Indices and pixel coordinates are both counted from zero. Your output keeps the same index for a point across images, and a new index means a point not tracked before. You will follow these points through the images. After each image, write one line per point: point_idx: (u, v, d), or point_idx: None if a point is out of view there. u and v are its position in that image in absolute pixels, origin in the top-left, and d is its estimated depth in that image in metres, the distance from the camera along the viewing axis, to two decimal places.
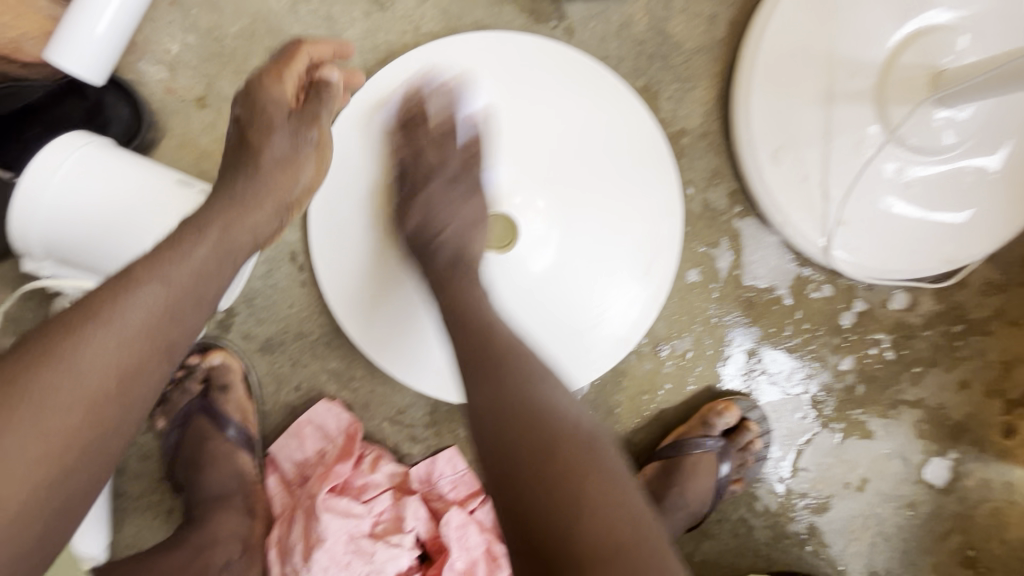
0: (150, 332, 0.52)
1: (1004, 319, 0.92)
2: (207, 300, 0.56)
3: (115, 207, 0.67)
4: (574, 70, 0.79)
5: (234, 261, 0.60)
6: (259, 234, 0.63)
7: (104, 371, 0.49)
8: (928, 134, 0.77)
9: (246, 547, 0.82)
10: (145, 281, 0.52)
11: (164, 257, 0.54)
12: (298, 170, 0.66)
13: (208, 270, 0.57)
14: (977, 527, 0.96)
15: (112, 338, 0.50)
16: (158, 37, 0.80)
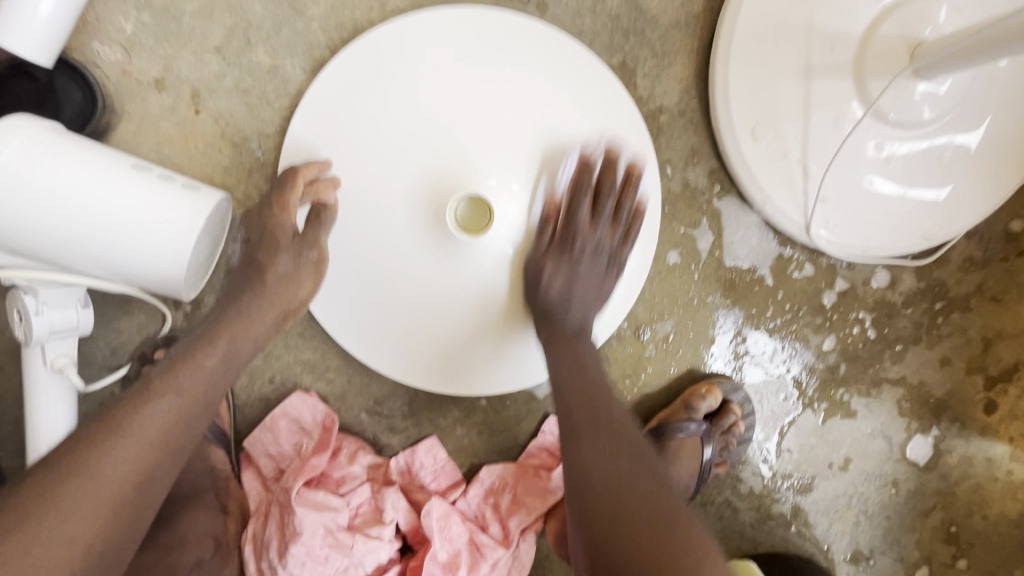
0: (165, 439, 0.56)
1: (985, 296, 0.92)
2: (213, 407, 0.62)
3: (64, 194, 0.64)
4: (548, 49, 0.77)
5: (239, 364, 0.65)
6: (261, 340, 0.68)
7: (122, 479, 0.53)
8: (907, 108, 0.75)
9: (218, 546, 0.80)
10: (163, 393, 0.57)
11: (178, 369, 0.60)
12: (294, 288, 0.70)
13: (216, 378, 0.62)
14: (959, 502, 0.96)
15: (132, 449, 0.54)
16: (111, 16, 0.76)
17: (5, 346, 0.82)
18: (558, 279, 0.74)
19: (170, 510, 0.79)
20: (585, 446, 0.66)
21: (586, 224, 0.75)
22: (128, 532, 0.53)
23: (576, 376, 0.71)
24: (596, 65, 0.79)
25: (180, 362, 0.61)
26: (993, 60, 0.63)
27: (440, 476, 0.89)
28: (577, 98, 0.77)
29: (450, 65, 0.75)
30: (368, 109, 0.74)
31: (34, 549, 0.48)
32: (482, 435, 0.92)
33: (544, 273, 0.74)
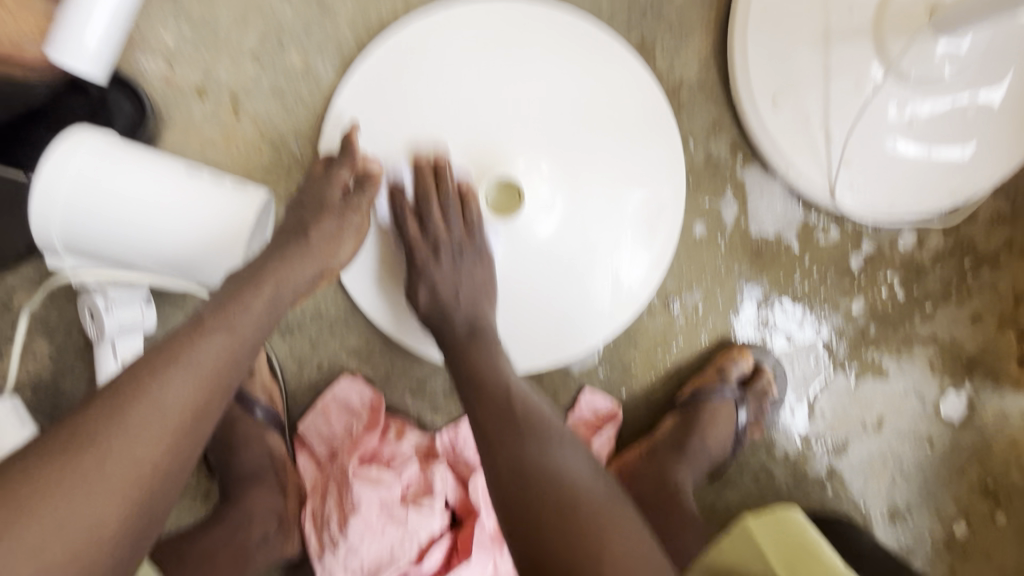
0: (219, 371, 0.57)
1: (1014, 250, 0.92)
2: (258, 347, 0.62)
3: (124, 198, 0.68)
4: (576, 35, 0.80)
5: (281, 306, 0.65)
6: (302, 287, 0.68)
7: (179, 405, 0.53)
8: (927, 68, 0.75)
9: (281, 523, 0.85)
10: (214, 331, 0.58)
11: (227, 309, 0.60)
12: (335, 251, 0.71)
13: (260, 319, 0.62)
14: (995, 457, 0.99)
15: (189, 378, 0.54)
16: (152, 28, 0.80)
17: (75, 346, 0.88)
18: (421, 291, 0.77)
19: (234, 492, 0.83)
20: (518, 447, 0.65)
21: (419, 239, 0.76)
22: (188, 458, 0.54)
23: (480, 373, 0.72)
24: (621, 48, 0.81)
25: (225, 305, 0.61)
26: (1012, 11, 0.62)
27: None
28: (601, 81, 0.79)
29: (479, 54, 0.77)
30: (401, 98, 0.78)
31: (102, 469, 0.48)
32: None
33: (420, 297, 0.77)
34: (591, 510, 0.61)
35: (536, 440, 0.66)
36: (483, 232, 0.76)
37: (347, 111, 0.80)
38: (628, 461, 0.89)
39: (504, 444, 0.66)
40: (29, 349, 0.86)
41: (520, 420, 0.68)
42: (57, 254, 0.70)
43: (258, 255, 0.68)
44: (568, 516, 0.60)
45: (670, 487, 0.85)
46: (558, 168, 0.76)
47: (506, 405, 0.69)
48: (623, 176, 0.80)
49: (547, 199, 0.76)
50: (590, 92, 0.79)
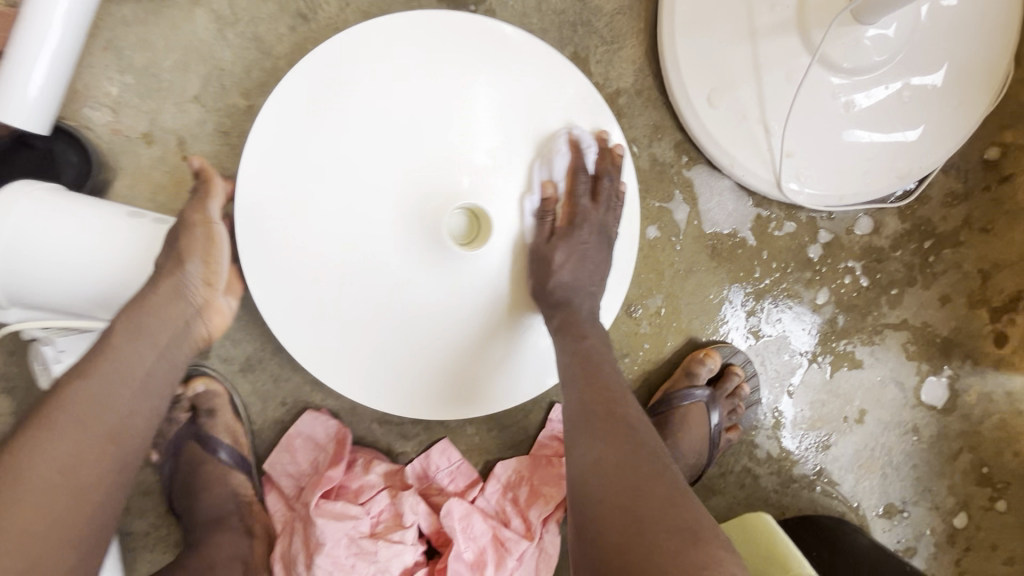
0: (86, 421, 0.54)
1: (974, 228, 0.90)
2: (135, 383, 0.58)
3: (59, 238, 0.69)
4: (488, 40, 0.68)
5: (154, 336, 0.61)
6: (173, 324, 0.63)
7: (92, 423, 0.55)
8: (856, 53, 0.77)
9: (248, 567, 0.82)
10: (104, 352, 0.58)
11: (115, 331, 0.60)
12: (187, 288, 0.65)
13: (127, 357, 0.59)
14: (985, 441, 0.96)
15: (89, 399, 0.55)
16: (97, 82, 0.82)
17: (36, 400, 0.87)
18: (565, 260, 0.70)
19: (200, 536, 0.82)
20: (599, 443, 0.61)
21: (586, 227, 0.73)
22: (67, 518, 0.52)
23: (593, 374, 0.67)
24: (538, 45, 0.70)
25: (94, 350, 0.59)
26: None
27: (457, 476, 0.92)
28: (529, 83, 0.69)
29: (400, 83, 0.64)
30: (313, 155, 0.64)
31: (24, 493, 0.50)
32: (494, 433, 0.95)
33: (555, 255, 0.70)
34: (669, 517, 0.53)
35: (644, 450, 0.60)
36: (445, 275, 0.64)
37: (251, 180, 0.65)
38: None
39: (590, 438, 0.62)
40: None
41: (618, 418, 0.63)
42: (2, 304, 0.71)
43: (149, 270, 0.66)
44: (648, 508, 0.54)
45: None
46: (515, 186, 0.67)
47: (605, 401, 0.65)
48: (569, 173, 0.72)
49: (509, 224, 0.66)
50: (523, 99, 0.68)
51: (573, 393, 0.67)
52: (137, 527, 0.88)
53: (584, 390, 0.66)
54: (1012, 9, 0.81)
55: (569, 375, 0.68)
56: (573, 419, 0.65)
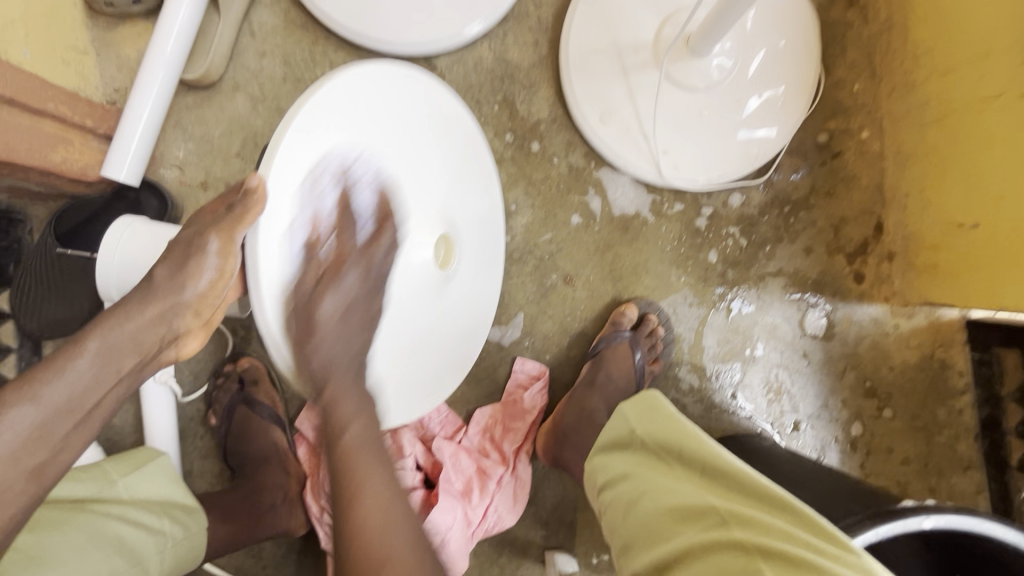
0: (57, 408, 0.63)
1: (820, 194, 1.19)
2: (83, 414, 0.65)
3: (132, 244, 0.96)
4: (431, 106, 0.87)
5: (120, 366, 0.67)
6: (144, 349, 0.68)
7: (56, 412, 0.63)
8: (695, 75, 1.09)
9: (287, 497, 1.07)
10: (87, 348, 0.65)
11: (108, 326, 0.66)
12: (173, 316, 0.68)
13: (83, 385, 0.64)
14: (865, 360, 1.19)
15: (61, 389, 0.63)
16: (169, 149, 1.16)
17: None
18: (330, 301, 0.68)
19: (249, 473, 1.07)
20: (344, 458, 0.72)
21: (340, 264, 0.69)
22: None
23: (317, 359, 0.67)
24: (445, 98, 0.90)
25: (51, 362, 0.64)
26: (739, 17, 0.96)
27: (446, 424, 1.15)
28: (460, 145, 0.93)
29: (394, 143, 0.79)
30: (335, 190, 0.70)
31: None
32: (471, 387, 1.18)
33: (324, 301, 0.67)
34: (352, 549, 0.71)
35: (384, 467, 0.75)
36: (435, 294, 0.87)
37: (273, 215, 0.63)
38: (560, 408, 1.11)
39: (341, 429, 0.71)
40: None
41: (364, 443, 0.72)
42: (114, 300, 0.99)
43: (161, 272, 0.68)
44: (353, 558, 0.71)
45: (586, 412, 1.07)
46: (465, 225, 0.95)
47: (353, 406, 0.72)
48: (482, 212, 0.99)
49: (463, 252, 0.94)
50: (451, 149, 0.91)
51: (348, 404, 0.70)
52: (198, 484, 1.14)
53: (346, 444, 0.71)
54: (810, 39, 1.15)
55: (355, 398, 0.71)
56: (352, 433, 0.71)
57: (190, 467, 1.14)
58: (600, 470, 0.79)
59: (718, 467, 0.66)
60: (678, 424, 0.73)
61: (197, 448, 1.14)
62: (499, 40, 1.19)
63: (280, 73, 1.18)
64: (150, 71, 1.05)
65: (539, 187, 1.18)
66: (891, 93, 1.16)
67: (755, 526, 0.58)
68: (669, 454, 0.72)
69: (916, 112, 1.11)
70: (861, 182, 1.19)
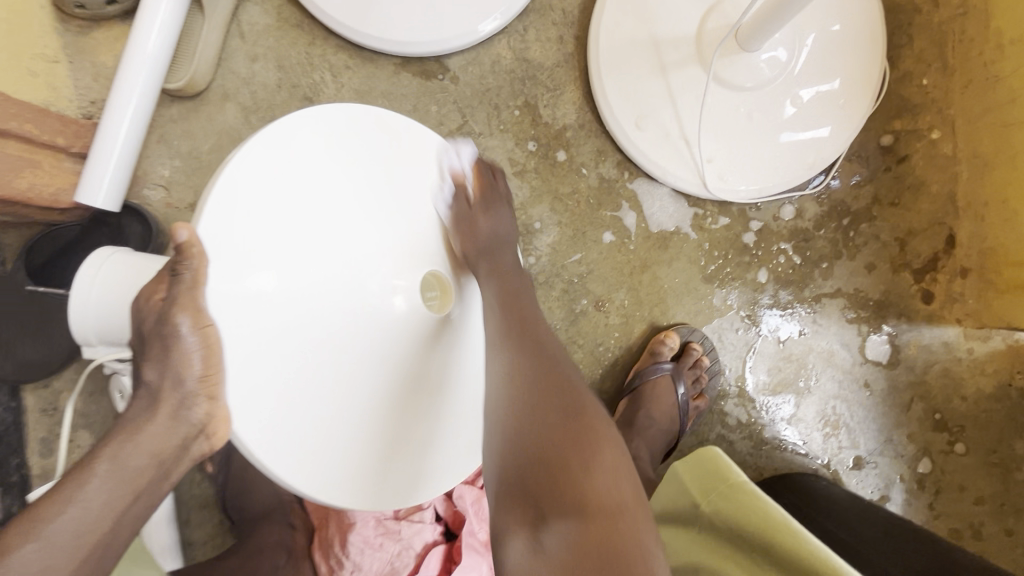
0: (77, 539, 0.52)
1: (883, 203, 1.06)
2: (96, 550, 0.54)
3: (109, 286, 0.83)
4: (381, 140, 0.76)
5: (140, 483, 0.56)
6: (164, 457, 0.58)
7: (76, 542, 0.52)
8: (745, 73, 0.96)
9: (291, 556, 0.95)
10: (101, 464, 0.55)
11: (123, 436, 0.56)
12: (186, 408, 0.57)
13: (92, 517, 0.53)
14: (934, 389, 1.07)
15: (77, 517, 0.53)
16: (153, 168, 1.04)
17: None
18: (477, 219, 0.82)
19: (250, 529, 0.96)
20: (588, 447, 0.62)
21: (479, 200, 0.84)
22: None
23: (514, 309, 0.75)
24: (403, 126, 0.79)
25: (57, 490, 0.54)
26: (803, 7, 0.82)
27: None
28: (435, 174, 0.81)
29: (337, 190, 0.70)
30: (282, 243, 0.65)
31: None
32: None
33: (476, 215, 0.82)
34: (616, 537, 0.57)
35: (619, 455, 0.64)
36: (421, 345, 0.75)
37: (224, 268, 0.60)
38: None
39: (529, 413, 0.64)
40: (74, 441, 1.03)
41: (567, 387, 0.67)
42: (92, 345, 0.87)
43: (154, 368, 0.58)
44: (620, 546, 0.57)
45: (628, 459, 0.95)
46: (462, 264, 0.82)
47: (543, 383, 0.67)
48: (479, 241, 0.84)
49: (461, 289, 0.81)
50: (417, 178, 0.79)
51: (518, 351, 0.70)
52: (195, 537, 1.03)
53: (508, 383, 0.67)
54: (874, 29, 1.01)
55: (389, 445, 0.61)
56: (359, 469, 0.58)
57: (187, 520, 1.03)
58: (669, 552, 0.69)
59: None
60: (766, 510, 0.60)
61: (195, 499, 1.04)
62: (519, 36, 1.05)
63: (274, 80, 1.05)
64: (126, 81, 0.93)
65: (567, 202, 1.05)
66: (966, 87, 1.02)
67: None
68: (755, 549, 0.60)
69: (998, 109, 0.98)
70: (930, 189, 1.05)
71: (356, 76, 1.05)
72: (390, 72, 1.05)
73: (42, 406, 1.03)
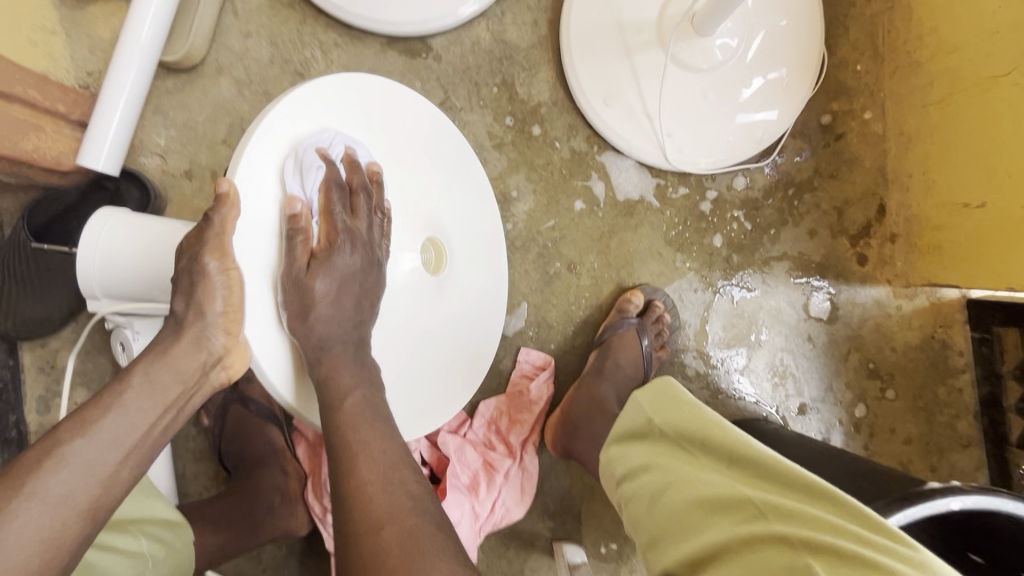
0: (115, 441, 0.58)
1: (823, 175, 1.19)
2: (135, 451, 0.60)
3: (115, 243, 0.90)
4: (386, 107, 0.82)
5: (169, 397, 0.63)
6: (190, 377, 0.64)
7: (113, 444, 0.58)
8: (700, 55, 1.07)
9: (285, 498, 1.03)
10: (136, 379, 0.61)
11: (155, 357, 0.63)
12: (208, 335, 0.64)
13: (132, 420, 0.60)
14: (868, 341, 1.20)
15: (118, 419, 0.59)
16: (150, 136, 1.09)
17: None
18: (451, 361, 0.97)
19: (245, 474, 1.02)
20: None
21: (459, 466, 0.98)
22: (60, 546, 0.53)
23: None
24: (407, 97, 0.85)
25: (97, 402, 0.60)
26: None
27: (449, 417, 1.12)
28: (434, 143, 0.89)
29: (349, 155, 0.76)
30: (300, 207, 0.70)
31: (38, 491, 0.53)
32: None
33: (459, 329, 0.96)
34: None
35: None
36: (420, 301, 0.84)
37: (249, 222, 0.66)
38: (568, 398, 1.09)
39: None
40: (71, 397, 1.08)
41: None
42: (96, 298, 0.93)
43: (181, 299, 0.64)
44: None
45: (596, 402, 1.05)
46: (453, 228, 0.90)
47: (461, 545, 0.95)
48: (470, 209, 0.94)
49: (455, 252, 0.90)
50: (418, 148, 0.86)
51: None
52: (191, 487, 1.09)
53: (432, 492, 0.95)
54: (814, 19, 1.13)
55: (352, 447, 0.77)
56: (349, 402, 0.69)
57: (184, 471, 1.09)
58: (624, 459, 0.77)
59: (747, 456, 0.64)
60: (701, 411, 0.71)
61: (191, 450, 1.10)
62: (497, 19, 1.14)
63: (267, 56, 1.12)
64: (126, 51, 0.98)
65: (541, 172, 1.15)
66: (893, 74, 1.15)
67: (799, 518, 0.55)
68: (694, 443, 0.70)
69: (919, 92, 1.11)
70: (863, 163, 1.18)
71: (345, 54, 1.13)
72: (377, 51, 1.13)
73: (40, 364, 1.07)
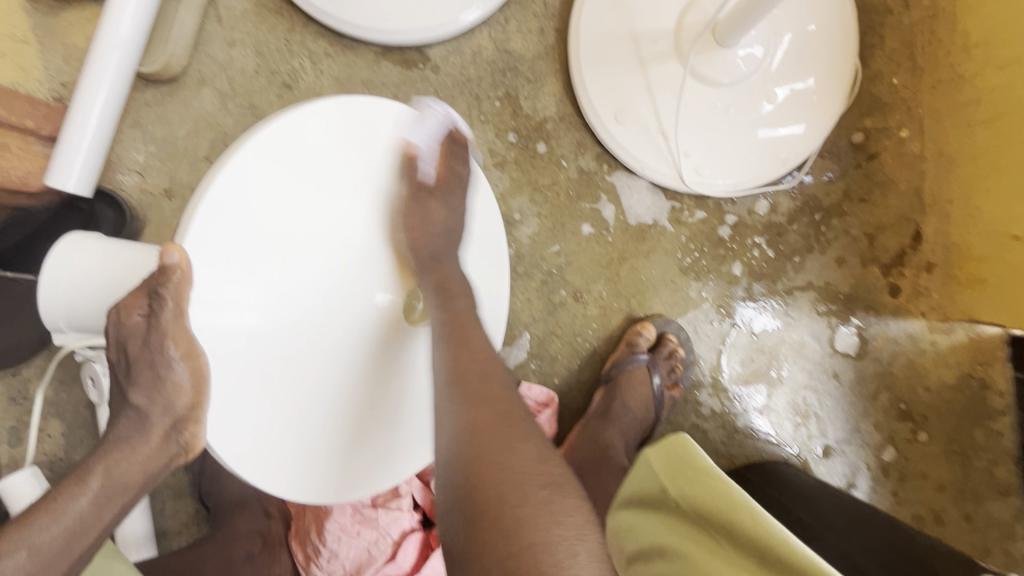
0: (67, 540, 0.59)
1: (853, 199, 1.09)
2: (82, 546, 0.60)
3: (80, 268, 0.82)
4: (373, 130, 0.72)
5: (125, 495, 0.63)
6: (150, 472, 0.64)
7: (59, 543, 0.58)
8: (722, 67, 0.97)
9: (266, 543, 0.96)
10: (94, 477, 0.61)
11: (118, 451, 0.63)
12: (174, 432, 0.63)
13: (84, 522, 0.60)
14: (899, 379, 1.10)
15: (70, 518, 0.59)
16: (127, 153, 1.02)
17: (82, 421, 1.03)
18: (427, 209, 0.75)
19: (223, 516, 0.96)
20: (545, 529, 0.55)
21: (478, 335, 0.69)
22: None
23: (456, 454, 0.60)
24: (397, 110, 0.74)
25: (49, 502, 0.59)
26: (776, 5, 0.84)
27: None
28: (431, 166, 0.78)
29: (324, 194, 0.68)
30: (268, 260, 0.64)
31: None
32: None
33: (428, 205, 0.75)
34: None
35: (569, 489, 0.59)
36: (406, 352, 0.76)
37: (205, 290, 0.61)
38: (570, 440, 1.02)
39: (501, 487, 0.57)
40: (44, 430, 1.01)
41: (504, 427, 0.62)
42: (62, 331, 0.86)
43: (138, 394, 0.63)
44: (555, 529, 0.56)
45: (602, 447, 0.97)
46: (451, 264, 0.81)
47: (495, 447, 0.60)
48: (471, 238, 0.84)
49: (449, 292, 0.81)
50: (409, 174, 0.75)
51: (462, 406, 0.63)
52: (170, 526, 1.02)
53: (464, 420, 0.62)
54: (847, 28, 1.03)
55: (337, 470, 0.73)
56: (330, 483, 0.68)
57: (162, 509, 1.02)
58: (638, 535, 0.72)
59: (779, 559, 0.56)
60: (726, 492, 0.64)
61: (169, 488, 1.03)
62: (500, 27, 1.06)
63: (252, 66, 1.04)
64: (98, 62, 0.91)
65: (547, 193, 1.06)
66: (934, 88, 1.06)
67: None
68: (710, 523, 0.64)
69: (963, 110, 1.01)
70: (898, 186, 1.08)
71: (336, 65, 1.05)
72: (371, 61, 1.04)
73: (11, 395, 1.00)
